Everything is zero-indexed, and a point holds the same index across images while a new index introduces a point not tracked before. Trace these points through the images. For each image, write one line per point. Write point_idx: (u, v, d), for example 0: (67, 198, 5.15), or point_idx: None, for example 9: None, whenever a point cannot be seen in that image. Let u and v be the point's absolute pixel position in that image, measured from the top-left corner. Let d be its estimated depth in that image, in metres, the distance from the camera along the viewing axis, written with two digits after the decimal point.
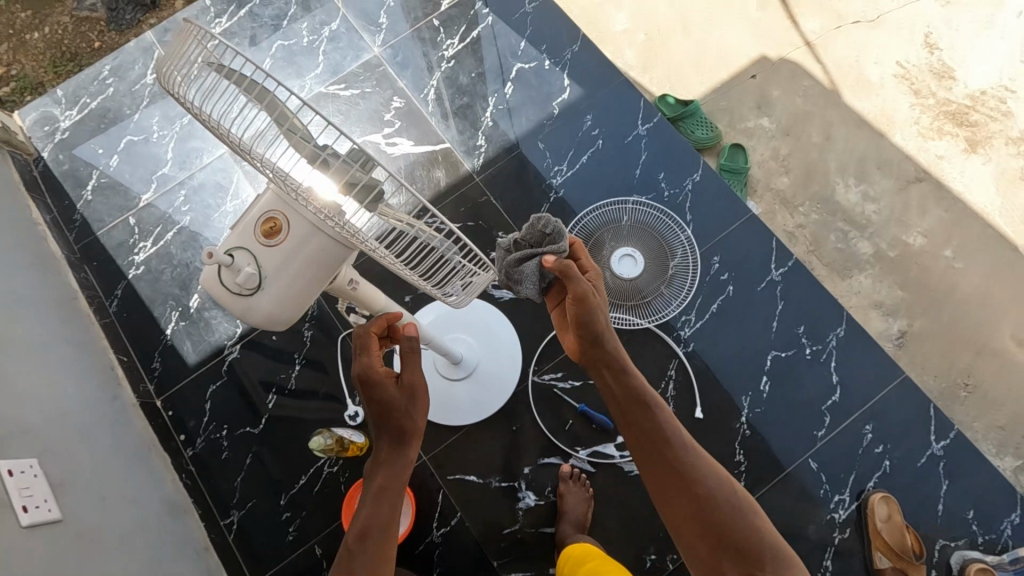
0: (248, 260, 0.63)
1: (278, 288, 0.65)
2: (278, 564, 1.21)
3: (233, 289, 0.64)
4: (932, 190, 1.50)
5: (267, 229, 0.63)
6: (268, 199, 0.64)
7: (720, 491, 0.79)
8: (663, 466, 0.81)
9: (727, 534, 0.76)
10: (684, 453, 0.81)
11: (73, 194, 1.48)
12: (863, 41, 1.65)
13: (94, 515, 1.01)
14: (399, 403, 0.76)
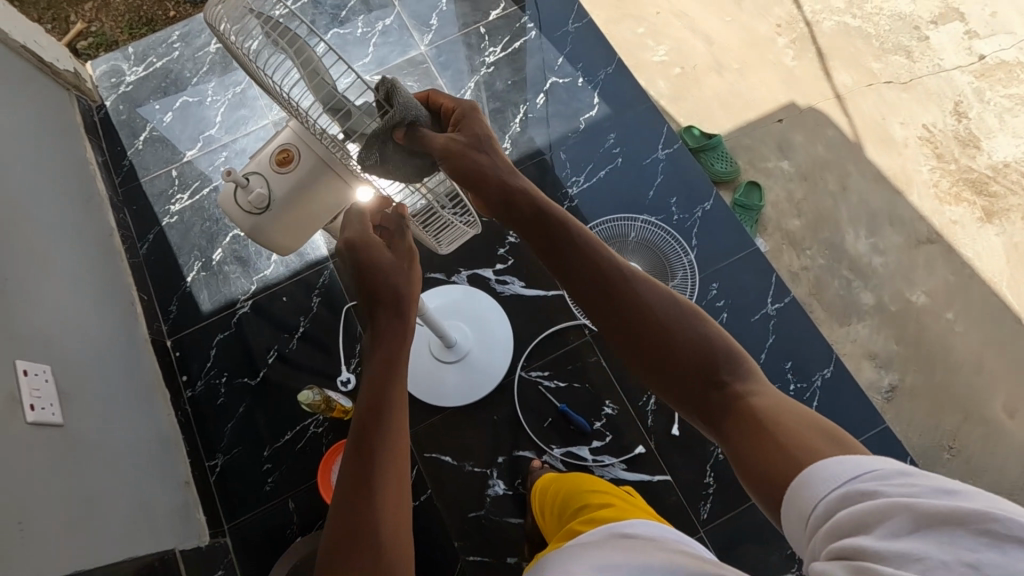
0: (261, 183, 0.77)
1: (281, 210, 0.78)
2: (251, 511, 1.26)
3: (245, 206, 0.78)
4: (941, 253, 1.52)
5: (280, 161, 0.77)
6: (284, 138, 0.78)
7: (681, 321, 0.68)
8: (611, 313, 0.70)
9: (697, 368, 0.66)
10: (634, 290, 0.70)
11: (126, 142, 1.59)
12: (892, 101, 1.69)
13: (91, 428, 1.08)
14: (400, 278, 0.73)
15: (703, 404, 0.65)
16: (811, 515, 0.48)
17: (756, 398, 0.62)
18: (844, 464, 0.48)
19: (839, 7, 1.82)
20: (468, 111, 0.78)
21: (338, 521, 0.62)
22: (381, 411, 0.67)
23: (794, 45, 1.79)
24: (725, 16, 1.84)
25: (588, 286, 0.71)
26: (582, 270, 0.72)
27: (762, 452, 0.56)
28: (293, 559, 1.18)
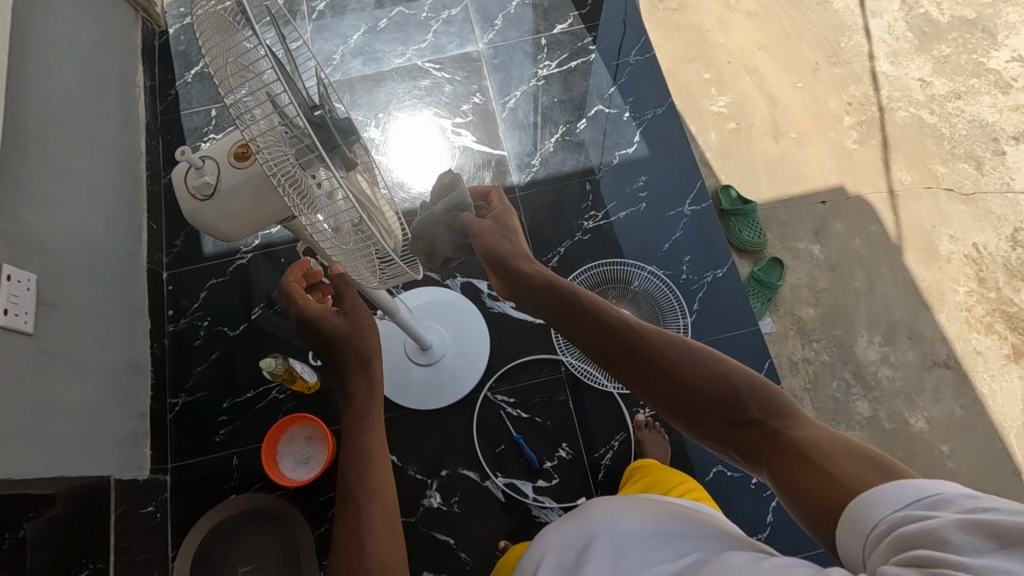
0: (213, 170, 0.63)
1: (232, 208, 0.65)
2: (196, 457, 1.29)
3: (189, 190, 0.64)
4: (955, 381, 1.43)
5: (241, 151, 0.63)
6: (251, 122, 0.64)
7: (701, 362, 0.74)
8: (634, 364, 0.78)
9: (714, 407, 0.71)
10: (655, 340, 0.79)
11: (177, 73, 1.63)
12: (948, 210, 1.60)
13: (61, 343, 1.10)
14: (352, 340, 0.81)
15: (735, 441, 0.70)
16: (869, 534, 0.50)
17: (791, 430, 0.66)
18: (899, 491, 0.50)
19: (918, 100, 1.73)
20: (505, 213, 0.99)
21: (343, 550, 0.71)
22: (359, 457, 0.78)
23: (860, 127, 1.70)
24: (797, 81, 1.77)
25: (611, 336, 0.81)
26: (606, 322, 0.83)
27: (797, 475, 0.60)
28: (223, 513, 1.21)
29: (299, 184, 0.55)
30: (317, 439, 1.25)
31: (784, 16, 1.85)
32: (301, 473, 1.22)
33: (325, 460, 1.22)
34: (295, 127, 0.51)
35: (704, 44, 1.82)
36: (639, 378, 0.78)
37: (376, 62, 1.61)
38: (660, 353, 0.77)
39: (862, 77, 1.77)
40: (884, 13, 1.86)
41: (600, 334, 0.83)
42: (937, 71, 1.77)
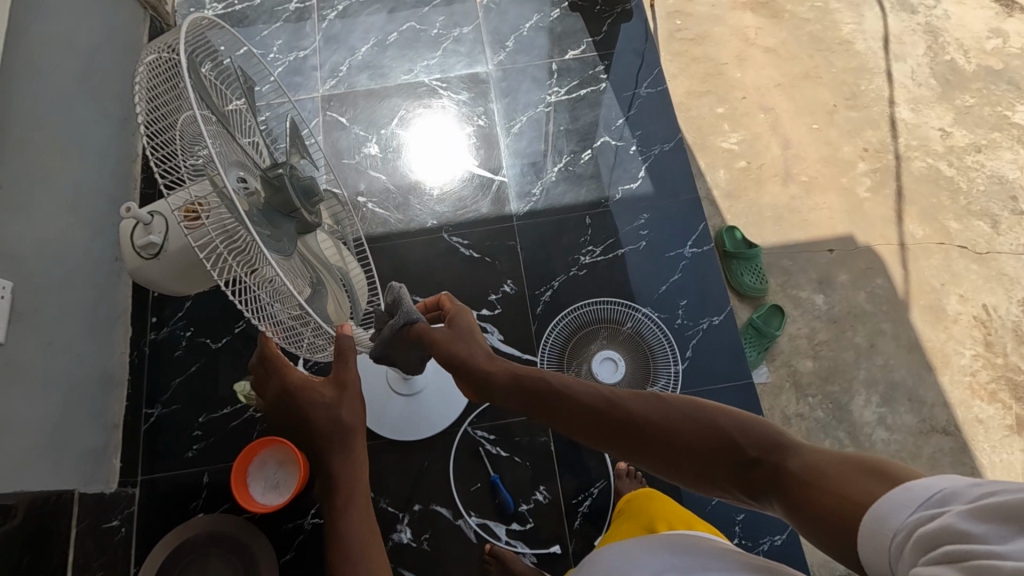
0: (159, 227, 0.77)
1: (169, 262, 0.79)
2: (166, 472, 1.26)
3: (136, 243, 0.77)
4: (953, 449, 1.38)
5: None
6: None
7: (680, 412, 0.68)
8: (627, 437, 0.69)
9: (704, 458, 0.65)
10: (635, 402, 0.71)
11: None
12: (958, 268, 1.55)
13: (32, 354, 1.07)
14: (345, 417, 0.75)
15: (744, 484, 0.63)
16: (892, 544, 0.45)
17: (789, 458, 0.59)
18: (909, 491, 0.45)
19: (936, 150, 1.68)
20: (459, 312, 0.90)
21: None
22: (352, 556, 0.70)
23: (874, 175, 1.65)
24: (813, 123, 1.72)
25: (591, 411, 0.73)
26: (576, 397, 0.74)
27: (808, 501, 0.54)
28: (186, 533, 1.18)
29: (240, 247, 0.61)
30: (289, 464, 1.21)
31: (804, 54, 1.81)
32: (270, 497, 1.18)
33: (295, 488, 1.18)
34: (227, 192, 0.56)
35: (719, 78, 1.78)
36: (637, 451, 0.69)
37: (381, 77, 1.58)
38: (636, 415, 0.69)
39: (880, 122, 1.72)
40: (907, 57, 1.81)
41: (574, 410, 0.74)
42: (958, 121, 1.72)
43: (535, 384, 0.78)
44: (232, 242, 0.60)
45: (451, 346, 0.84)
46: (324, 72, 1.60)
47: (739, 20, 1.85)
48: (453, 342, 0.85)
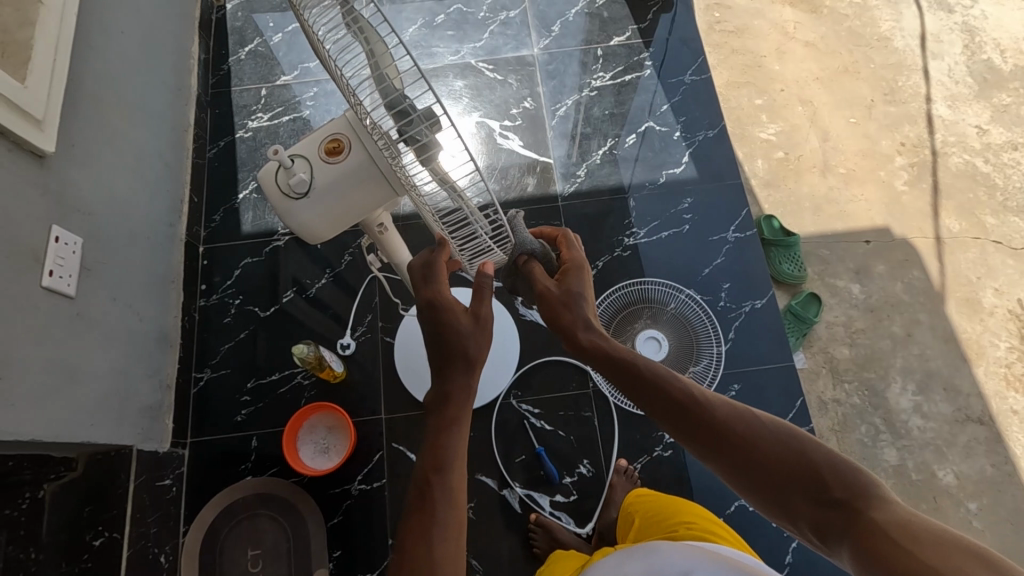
0: (304, 168, 0.71)
1: (322, 202, 0.73)
2: (215, 435, 1.28)
3: (282, 189, 0.73)
4: (988, 439, 1.40)
5: (332, 146, 0.72)
6: (338, 120, 0.72)
7: (776, 434, 0.66)
8: (710, 440, 0.68)
9: (786, 481, 0.63)
10: (729, 413, 0.69)
11: (231, 49, 1.65)
12: (994, 263, 1.56)
13: (100, 308, 1.09)
14: (468, 337, 0.74)
15: (815, 522, 0.61)
16: None
17: (875, 513, 0.57)
18: None
19: (973, 147, 1.70)
20: (579, 265, 0.83)
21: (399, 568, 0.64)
22: (444, 466, 0.69)
23: (911, 169, 1.67)
24: (851, 116, 1.74)
25: (681, 405, 0.71)
26: (670, 390, 0.72)
27: (881, 556, 0.53)
28: (235, 494, 1.21)
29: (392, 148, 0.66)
30: (340, 431, 1.24)
31: (842, 50, 1.83)
32: (320, 462, 1.22)
33: (345, 453, 1.21)
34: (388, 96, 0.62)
35: (758, 70, 1.80)
36: (715, 452, 0.68)
37: (430, 57, 1.60)
38: (727, 422, 0.68)
39: (918, 118, 1.74)
40: (944, 55, 1.82)
41: (662, 401, 0.72)
42: (995, 119, 1.74)
43: (628, 369, 0.76)
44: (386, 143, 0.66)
45: (557, 299, 0.80)
46: None
47: (778, 14, 1.87)
48: (559, 295, 0.81)
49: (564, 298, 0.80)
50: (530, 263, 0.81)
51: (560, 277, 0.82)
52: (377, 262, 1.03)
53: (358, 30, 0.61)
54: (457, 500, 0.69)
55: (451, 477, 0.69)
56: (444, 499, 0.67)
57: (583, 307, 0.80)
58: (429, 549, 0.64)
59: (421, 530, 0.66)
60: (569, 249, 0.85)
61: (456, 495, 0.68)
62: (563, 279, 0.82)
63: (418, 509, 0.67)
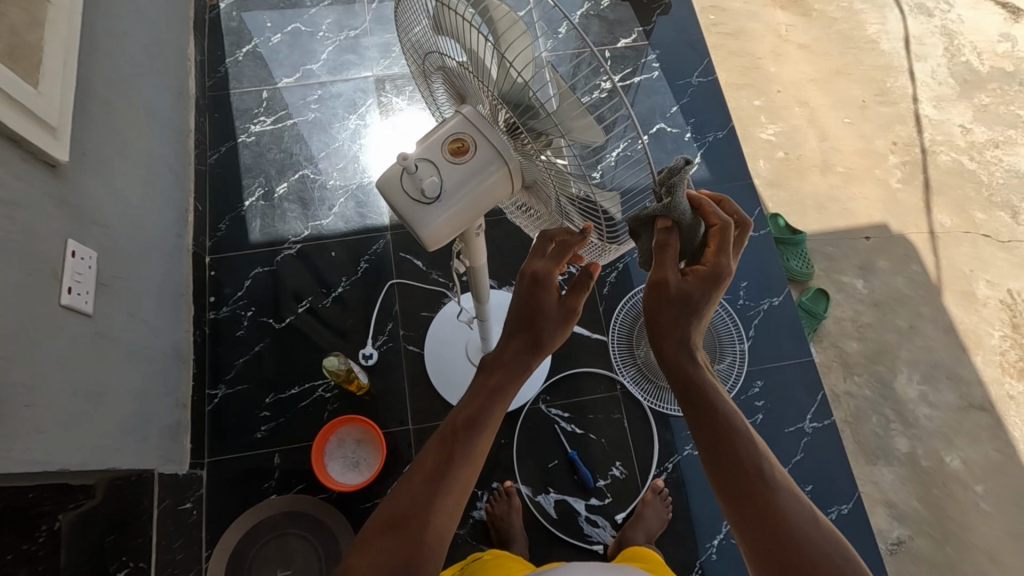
0: (432, 171, 0.62)
1: (453, 207, 0.63)
2: (234, 454, 1.23)
3: (407, 197, 0.63)
4: (989, 424, 1.47)
5: (456, 146, 0.63)
6: (460, 121, 0.63)
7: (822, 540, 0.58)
8: (760, 523, 0.60)
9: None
10: (795, 509, 0.60)
11: (228, 50, 1.58)
12: (986, 256, 1.64)
13: (117, 325, 1.05)
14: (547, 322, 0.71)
15: None
16: None
17: None
18: None
19: (959, 145, 1.78)
20: (721, 271, 0.63)
21: (398, 494, 0.65)
22: (476, 427, 0.67)
23: (904, 167, 1.74)
24: (846, 117, 1.80)
25: (742, 471, 0.62)
26: (739, 451, 0.63)
27: None
28: (262, 513, 1.16)
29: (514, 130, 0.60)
30: (369, 444, 1.20)
31: (834, 52, 1.89)
32: (350, 476, 1.18)
33: (377, 468, 1.17)
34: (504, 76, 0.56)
35: (756, 72, 1.85)
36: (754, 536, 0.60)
37: None
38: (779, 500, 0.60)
39: (908, 118, 1.81)
40: (928, 58, 1.90)
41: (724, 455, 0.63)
42: (978, 119, 1.82)
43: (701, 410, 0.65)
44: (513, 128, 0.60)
45: (673, 303, 0.64)
46: (378, 52, 1.58)
47: (771, 18, 1.92)
48: (679, 297, 0.63)
49: (682, 306, 0.64)
50: (669, 239, 0.61)
51: (688, 277, 0.64)
52: (460, 265, 0.87)
53: (474, 8, 0.57)
54: (476, 462, 0.67)
55: (477, 438, 0.67)
56: (463, 462, 0.66)
57: (690, 324, 0.65)
58: (431, 498, 0.64)
59: (432, 469, 0.66)
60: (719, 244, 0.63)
61: (476, 459, 0.67)
62: (696, 278, 0.64)
63: (438, 447, 0.67)
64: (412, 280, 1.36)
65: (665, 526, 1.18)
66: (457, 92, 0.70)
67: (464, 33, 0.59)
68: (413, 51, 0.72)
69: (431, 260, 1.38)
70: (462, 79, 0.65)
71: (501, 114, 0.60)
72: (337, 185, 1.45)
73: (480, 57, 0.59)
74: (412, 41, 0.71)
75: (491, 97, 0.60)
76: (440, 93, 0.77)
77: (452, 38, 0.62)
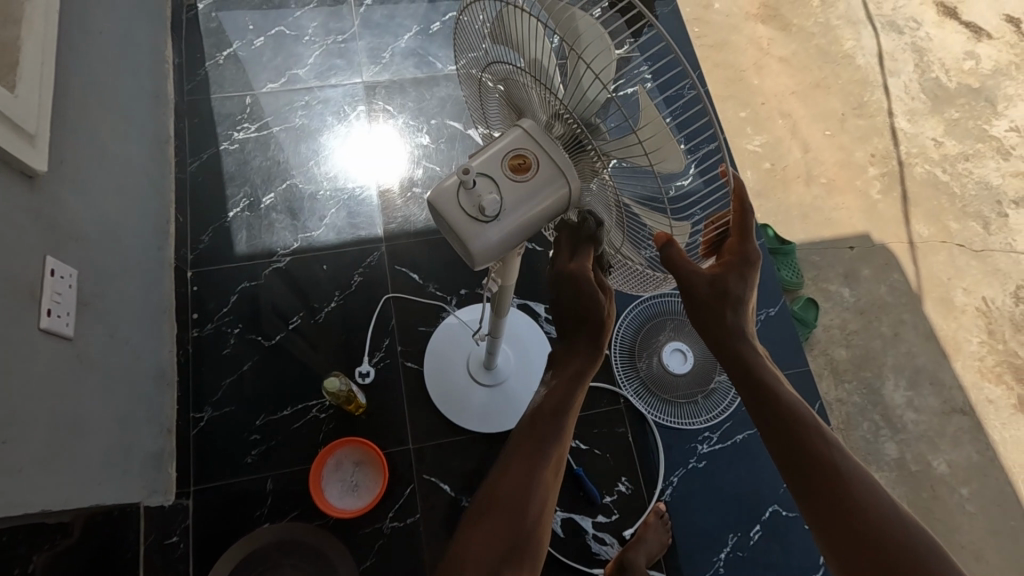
0: (491, 188, 0.63)
1: (512, 225, 0.63)
2: (223, 481, 1.14)
3: (465, 213, 0.63)
4: (971, 427, 1.52)
5: (516, 163, 0.63)
6: (520, 136, 0.64)
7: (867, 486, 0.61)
8: (841, 524, 0.60)
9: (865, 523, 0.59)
10: (869, 494, 0.60)
11: (207, 52, 1.51)
12: (961, 265, 1.70)
13: (99, 346, 0.99)
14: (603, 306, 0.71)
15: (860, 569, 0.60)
16: None
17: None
18: None
19: (933, 158, 1.85)
20: (747, 255, 0.59)
21: (499, 483, 0.72)
22: (556, 421, 0.73)
23: (883, 178, 1.79)
24: (827, 129, 1.84)
25: (825, 473, 0.61)
26: (819, 446, 0.62)
27: None
28: (253, 543, 1.08)
29: (581, 144, 0.61)
30: (369, 467, 1.15)
31: (814, 66, 1.94)
32: (349, 502, 1.12)
33: (378, 491, 1.12)
34: (577, 89, 0.57)
35: (740, 84, 1.88)
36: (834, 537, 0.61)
37: (428, 66, 1.54)
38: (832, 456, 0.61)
39: (884, 131, 1.87)
40: (901, 73, 1.96)
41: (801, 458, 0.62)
42: (948, 132, 1.89)
43: (778, 408, 0.62)
44: (579, 143, 0.62)
45: (704, 307, 0.61)
46: (368, 58, 1.54)
47: (753, 31, 1.96)
48: (713, 298, 0.60)
49: (720, 301, 0.60)
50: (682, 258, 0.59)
51: (716, 272, 0.60)
52: (491, 284, 0.87)
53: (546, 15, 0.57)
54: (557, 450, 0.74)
55: (560, 422, 0.74)
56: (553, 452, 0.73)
57: (740, 313, 0.62)
58: (529, 485, 0.71)
59: (524, 458, 0.73)
60: (740, 228, 0.58)
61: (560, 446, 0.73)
62: (719, 273, 0.60)
63: (528, 439, 0.73)
64: (409, 294, 1.31)
65: (667, 547, 1.17)
66: (510, 101, 0.71)
67: (533, 37, 0.59)
68: (468, 58, 0.73)
69: (428, 273, 1.33)
70: (521, 90, 0.66)
71: (568, 124, 0.61)
72: (327, 194, 1.39)
73: (548, 66, 0.60)
74: (468, 42, 0.71)
75: (559, 108, 0.61)
76: (487, 102, 0.77)
77: (516, 45, 0.62)
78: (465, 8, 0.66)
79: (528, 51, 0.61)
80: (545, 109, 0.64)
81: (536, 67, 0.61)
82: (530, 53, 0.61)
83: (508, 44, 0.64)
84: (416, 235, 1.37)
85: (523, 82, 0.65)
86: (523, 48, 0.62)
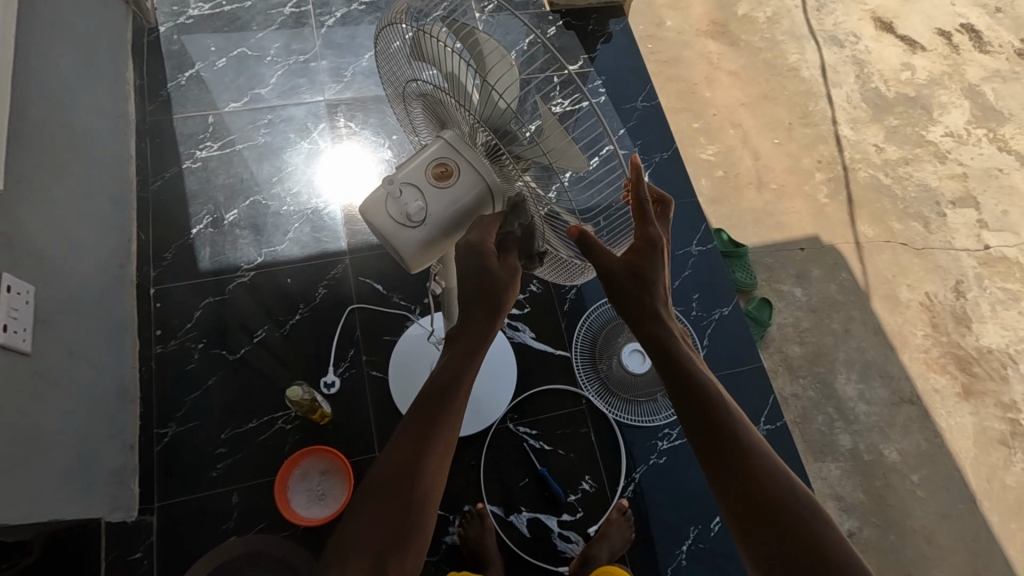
0: (416, 196, 0.70)
1: (435, 231, 0.72)
2: (187, 495, 1.14)
3: (394, 220, 0.72)
4: (919, 416, 1.59)
5: (438, 171, 0.71)
6: (442, 146, 0.71)
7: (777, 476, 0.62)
8: (752, 506, 0.61)
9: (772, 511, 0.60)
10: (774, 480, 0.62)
11: (168, 73, 1.53)
12: (903, 262, 1.79)
13: (58, 362, 1.00)
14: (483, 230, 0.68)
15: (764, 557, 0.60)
16: None
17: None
18: None
19: (875, 163, 1.95)
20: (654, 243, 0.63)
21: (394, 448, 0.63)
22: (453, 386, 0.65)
23: (829, 183, 1.89)
24: (775, 138, 1.93)
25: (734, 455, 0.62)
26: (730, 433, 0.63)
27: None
28: (218, 557, 1.05)
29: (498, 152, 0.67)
30: (336, 476, 1.15)
31: (762, 79, 2.03)
32: (314, 510, 1.12)
33: (344, 499, 1.12)
34: (488, 103, 0.63)
35: (692, 97, 1.97)
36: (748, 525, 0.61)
37: None
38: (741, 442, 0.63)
39: (829, 139, 1.97)
40: (843, 84, 2.07)
41: (716, 439, 0.63)
42: (889, 139, 2.00)
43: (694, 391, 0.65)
44: (496, 152, 0.67)
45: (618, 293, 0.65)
46: (330, 78, 1.57)
47: (703, 47, 2.06)
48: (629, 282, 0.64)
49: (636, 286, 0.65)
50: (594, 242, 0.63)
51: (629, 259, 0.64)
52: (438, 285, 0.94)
53: (455, 36, 0.62)
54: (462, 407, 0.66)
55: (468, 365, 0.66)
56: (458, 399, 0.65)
57: (658, 298, 0.66)
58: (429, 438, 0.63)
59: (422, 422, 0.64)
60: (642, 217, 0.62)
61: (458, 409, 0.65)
62: (633, 260, 0.64)
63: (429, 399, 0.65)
64: (374, 304, 1.33)
65: (630, 542, 1.20)
66: (435, 115, 0.77)
67: (446, 58, 0.65)
68: (393, 76, 0.78)
69: (392, 283, 1.36)
70: (442, 102, 0.72)
71: (485, 136, 0.66)
72: (290, 210, 1.42)
73: (462, 83, 0.65)
74: (390, 61, 0.76)
75: (476, 121, 0.66)
76: (416, 116, 0.82)
77: (433, 63, 0.68)
78: (383, 30, 0.71)
79: (444, 66, 0.66)
80: (464, 123, 0.69)
81: (452, 83, 0.66)
82: (446, 70, 0.66)
83: (423, 60, 0.69)
84: (380, 246, 1.40)
85: (440, 95, 0.70)
86: (439, 65, 0.67)
